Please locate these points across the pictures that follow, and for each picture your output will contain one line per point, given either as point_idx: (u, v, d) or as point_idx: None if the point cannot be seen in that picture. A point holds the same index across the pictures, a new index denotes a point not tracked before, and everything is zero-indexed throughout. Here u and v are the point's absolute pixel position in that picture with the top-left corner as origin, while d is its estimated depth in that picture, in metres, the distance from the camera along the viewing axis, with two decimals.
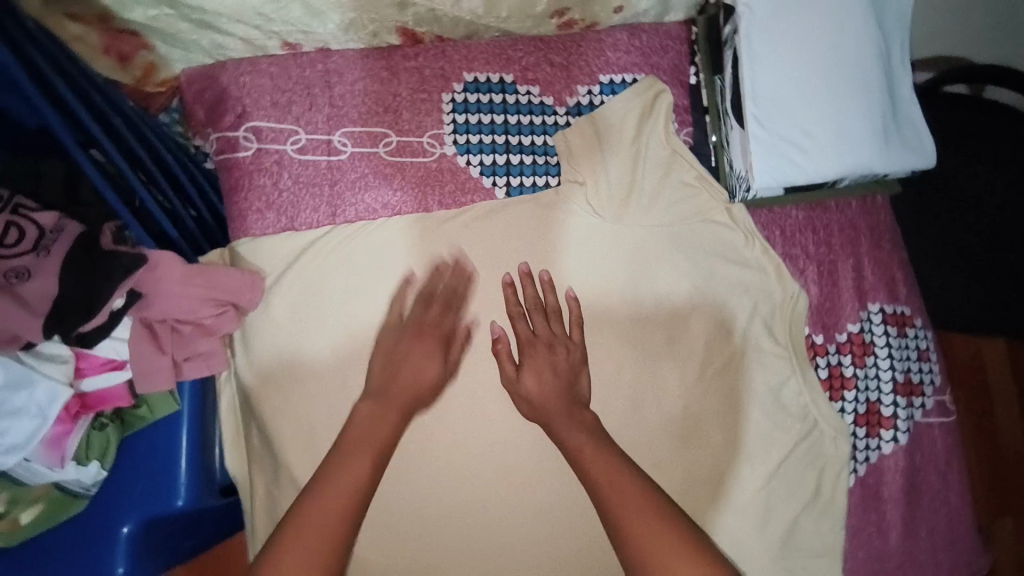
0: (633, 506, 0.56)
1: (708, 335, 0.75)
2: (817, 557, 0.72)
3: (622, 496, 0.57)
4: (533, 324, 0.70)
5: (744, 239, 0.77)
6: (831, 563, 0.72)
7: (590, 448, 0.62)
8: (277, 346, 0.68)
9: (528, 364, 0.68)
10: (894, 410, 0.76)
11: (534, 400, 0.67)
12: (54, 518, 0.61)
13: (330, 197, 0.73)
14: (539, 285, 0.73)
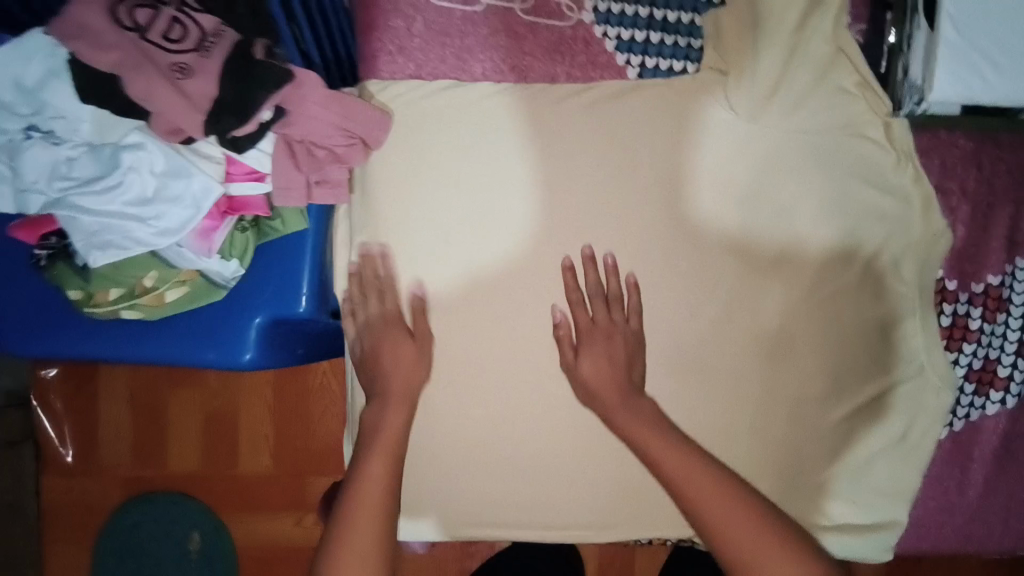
0: (732, 518, 0.55)
1: (825, 258, 0.70)
2: (882, 494, 0.71)
3: (696, 487, 0.57)
4: (593, 312, 0.69)
5: (897, 162, 0.70)
6: (894, 502, 0.71)
7: (660, 443, 0.61)
8: (389, 193, 0.70)
9: (585, 350, 0.67)
10: (1011, 371, 0.71)
11: (589, 387, 0.67)
12: (196, 301, 0.67)
13: (458, 50, 0.71)
14: (601, 270, 0.70)
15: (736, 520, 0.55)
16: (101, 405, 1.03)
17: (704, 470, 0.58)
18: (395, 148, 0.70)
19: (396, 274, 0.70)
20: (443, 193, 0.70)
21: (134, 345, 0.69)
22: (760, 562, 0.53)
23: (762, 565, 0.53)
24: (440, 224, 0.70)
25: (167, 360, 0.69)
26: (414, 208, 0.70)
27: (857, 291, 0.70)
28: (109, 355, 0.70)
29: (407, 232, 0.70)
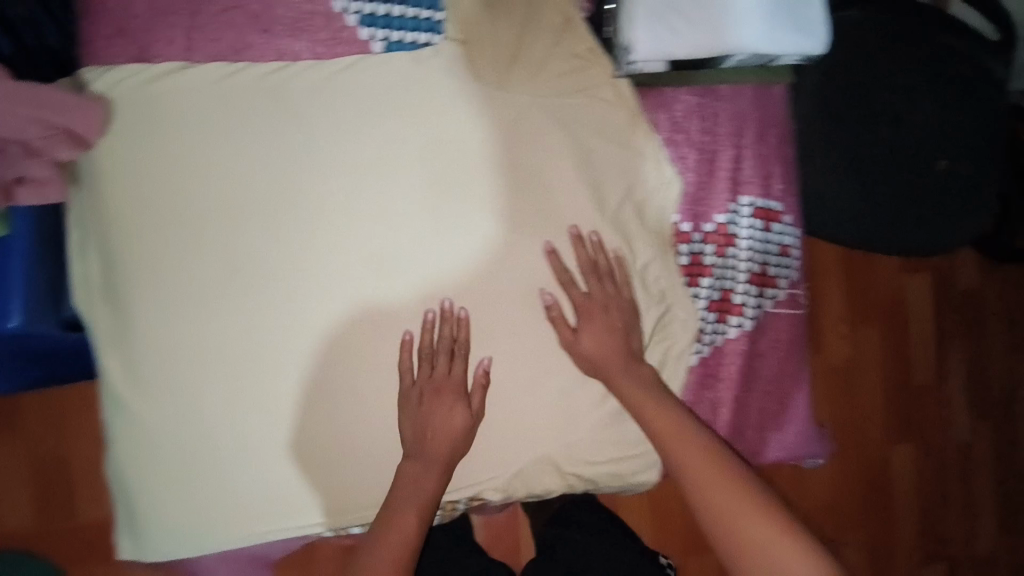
0: (692, 457, 0.69)
1: (575, 210, 0.77)
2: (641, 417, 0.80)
3: (686, 450, 0.70)
4: (589, 288, 0.76)
5: (628, 120, 0.77)
6: None
7: (677, 431, 0.71)
8: (129, 181, 0.70)
9: (585, 329, 0.75)
10: (745, 298, 0.80)
11: (593, 359, 0.75)
12: None
13: (188, 29, 0.70)
14: (471, 257, 0.75)
15: (708, 483, 0.68)
16: None
17: (712, 457, 0.69)
18: (128, 134, 0.70)
19: (151, 262, 0.71)
20: (189, 179, 0.71)
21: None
22: (719, 496, 0.67)
23: (720, 500, 0.67)
24: (194, 209, 0.71)
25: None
26: (159, 196, 0.71)
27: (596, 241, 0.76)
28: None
29: (155, 219, 0.71)
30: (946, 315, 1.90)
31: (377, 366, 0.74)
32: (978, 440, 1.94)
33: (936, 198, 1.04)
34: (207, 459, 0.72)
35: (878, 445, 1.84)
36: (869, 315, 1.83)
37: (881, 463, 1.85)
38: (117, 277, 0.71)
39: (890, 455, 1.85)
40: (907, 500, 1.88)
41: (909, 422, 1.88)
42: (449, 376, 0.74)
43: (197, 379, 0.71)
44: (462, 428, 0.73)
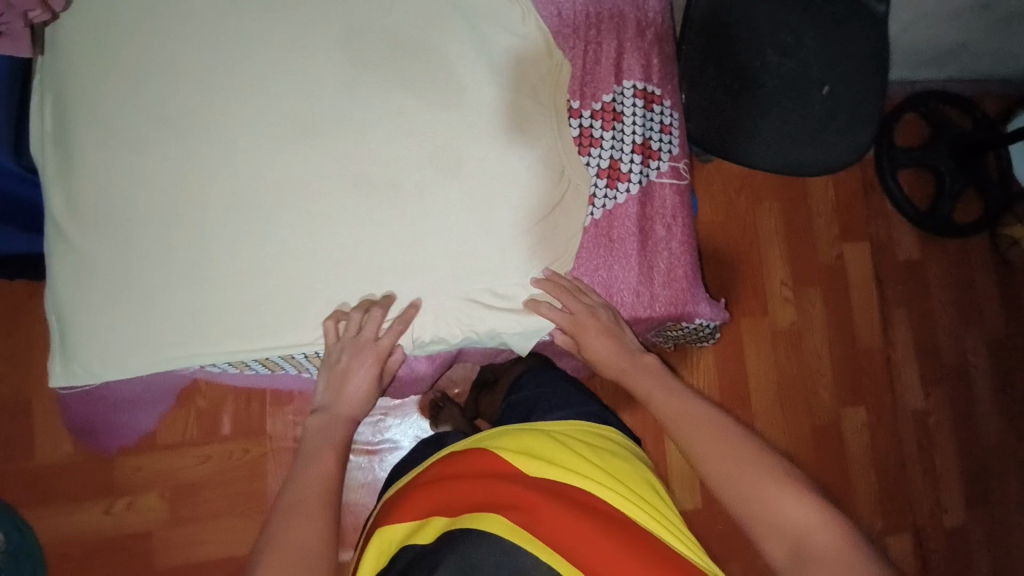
0: (690, 426, 0.69)
1: (479, 90, 0.87)
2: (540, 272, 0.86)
3: (691, 424, 0.69)
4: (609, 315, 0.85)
5: (520, 14, 0.89)
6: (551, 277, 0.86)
7: (672, 398, 0.74)
8: (78, 48, 0.80)
9: (590, 336, 0.83)
10: (631, 167, 0.89)
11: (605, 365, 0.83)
12: None
13: None
14: (379, 139, 0.85)
15: (696, 426, 0.68)
16: None
17: (711, 419, 0.68)
18: (80, 12, 0.80)
19: (91, 118, 0.79)
20: (130, 49, 0.80)
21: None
22: (724, 464, 0.63)
23: (724, 468, 0.63)
24: (134, 74, 0.80)
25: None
26: (104, 63, 0.80)
27: (489, 113, 0.87)
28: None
29: (102, 81, 0.79)
30: (891, 282, 1.75)
31: (293, 212, 0.82)
32: (936, 410, 1.74)
33: (821, 119, 1.15)
34: (141, 291, 0.79)
35: (828, 407, 1.68)
36: (809, 278, 1.70)
37: (831, 426, 1.67)
38: (61, 132, 0.79)
39: (842, 417, 1.68)
40: (864, 472, 1.67)
41: (859, 390, 1.70)
42: (376, 345, 0.80)
43: (131, 212, 0.79)
44: (364, 397, 0.79)
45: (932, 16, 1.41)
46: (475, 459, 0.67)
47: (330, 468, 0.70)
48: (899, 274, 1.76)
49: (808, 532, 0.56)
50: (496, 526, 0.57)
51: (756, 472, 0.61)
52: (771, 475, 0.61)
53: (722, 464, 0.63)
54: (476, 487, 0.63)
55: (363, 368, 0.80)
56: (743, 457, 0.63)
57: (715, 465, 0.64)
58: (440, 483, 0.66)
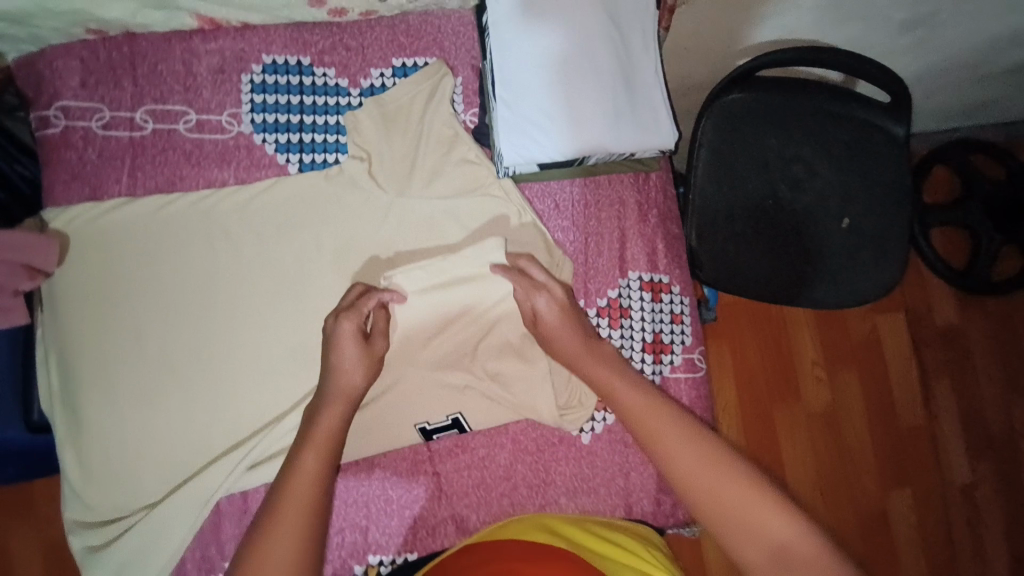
0: (663, 425, 0.64)
1: (478, 297, 0.85)
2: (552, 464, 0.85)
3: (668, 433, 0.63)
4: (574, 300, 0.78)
5: (516, 212, 0.86)
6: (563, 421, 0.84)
7: (630, 392, 0.69)
8: (78, 304, 0.79)
9: (549, 311, 0.76)
10: (643, 366, 0.85)
11: (559, 342, 0.75)
12: None
13: (130, 168, 0.82)
14: None
15: (673, 436, 0.63)
16: None
17: (687, 424, 0.64)
18: (75, 265, 0.79)
19: (98, 374, 0.79)
20: (130, 297, 0.80)
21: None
22: (712, 480, 0.58)
23: (711, 480, 0.58)
24: (138, 322, 0.80)
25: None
26: (104, 315, 0.80)
27: (488, 322, 0.84)
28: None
29: (105, 335, 0.80)
30: (933, 352, 1.57)
31: (288, 449, 0.79)
32: (985, 481, 1.54)
33: (843, 256, 1.08)
34: (158, 547, 0.77)
35: (873, 494, 1.51)
36: (841, 355, 1.55)
37: (880, 514, 1.51)
38: (67, 390, 0.79)
39: (889, 500, 1.51)
40: (915, 560, 1.50)
41: (903, 469, 1.53)
42: (364, 341, 0.73)
43: (145, 462, 0.79)
44: (357, 359, 0.72)
45: (954, 86, 1.30)
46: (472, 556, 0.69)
47: (317, 462, 0.63)
48: (942, 342, 1.57)
49: (791, 542, 0.53)
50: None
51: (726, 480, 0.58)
52: (753, 492, 0.57)
53: (702, 472, 0.59)
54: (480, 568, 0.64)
55: (354, 365, 0.71)
56: (742, 487, 0.57)
57: (726, 503, 0.57)
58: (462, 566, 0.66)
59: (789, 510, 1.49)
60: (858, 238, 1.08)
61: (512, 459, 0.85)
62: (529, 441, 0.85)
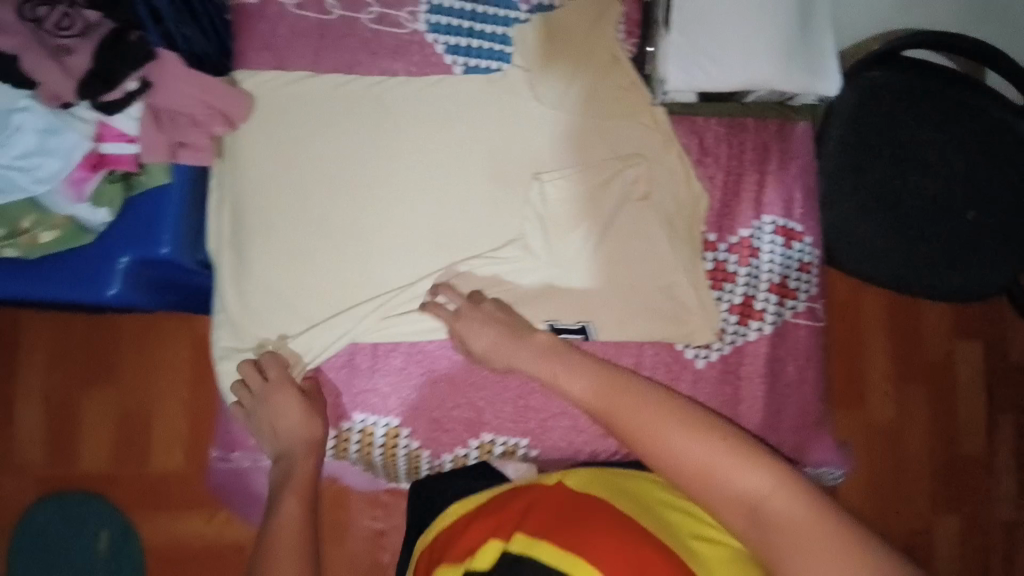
0: (705, 450, 0.64)
1: (616, 216, 0.88)
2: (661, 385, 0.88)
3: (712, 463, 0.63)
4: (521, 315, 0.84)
5: (662, 141, 0.89)
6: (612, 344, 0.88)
7: (642, 430, 0.68)
8: (255, 161, 0.87)
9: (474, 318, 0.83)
10: (766, 305, 0.88)
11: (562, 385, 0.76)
12: (34, 251, 0.77)
13: (316, 48, 0.88)
14: (515, 258, 0.88)
15: (731, 470, 0.62)
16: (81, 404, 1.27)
17: (718, 448, 0.64)
18: (258, 126, 0.86)
19: (266, 228, 0.87)
20: (303, 164, 0.88)
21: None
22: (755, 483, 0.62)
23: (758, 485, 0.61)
24: (305, 187, 0.88)
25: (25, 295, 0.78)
26: (277, 175, 0.87)
27: (622, 241, 0.88)
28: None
29: (276, 194, 0.87)
30: (1005, 385, 1.46)
31: (419, 321, 0.87)
32: None
33: (958, 247, 1.08)
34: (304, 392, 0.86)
35: (919, 512, 1.44)
36: (912, 376, 1.45)
37: (922, 536, 1.44)
38: (237, 236, 0.87)
39: (935, 520, 1.44)
40: None
41: (955, 494, 1.45)
42: (292, 406, 0.83)
43: (296, 313, 0.87)
44: (298, 426, 0.83)
45: None
46: (526, 495, 0.71)
47: (295, 507, 0.81)
48: None
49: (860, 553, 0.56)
50: (525, 547, 0.62)
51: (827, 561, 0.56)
52: (782, 493, 0.60)
53: (744, 482, 0.62)
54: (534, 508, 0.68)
55: (289, 415, 0.83)
56: (806, 514, 0.59)
57: (790, 520, 0.59)
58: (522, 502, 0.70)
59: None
60: (977, 230, 1.08)
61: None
62: (645, 359, 0.88)
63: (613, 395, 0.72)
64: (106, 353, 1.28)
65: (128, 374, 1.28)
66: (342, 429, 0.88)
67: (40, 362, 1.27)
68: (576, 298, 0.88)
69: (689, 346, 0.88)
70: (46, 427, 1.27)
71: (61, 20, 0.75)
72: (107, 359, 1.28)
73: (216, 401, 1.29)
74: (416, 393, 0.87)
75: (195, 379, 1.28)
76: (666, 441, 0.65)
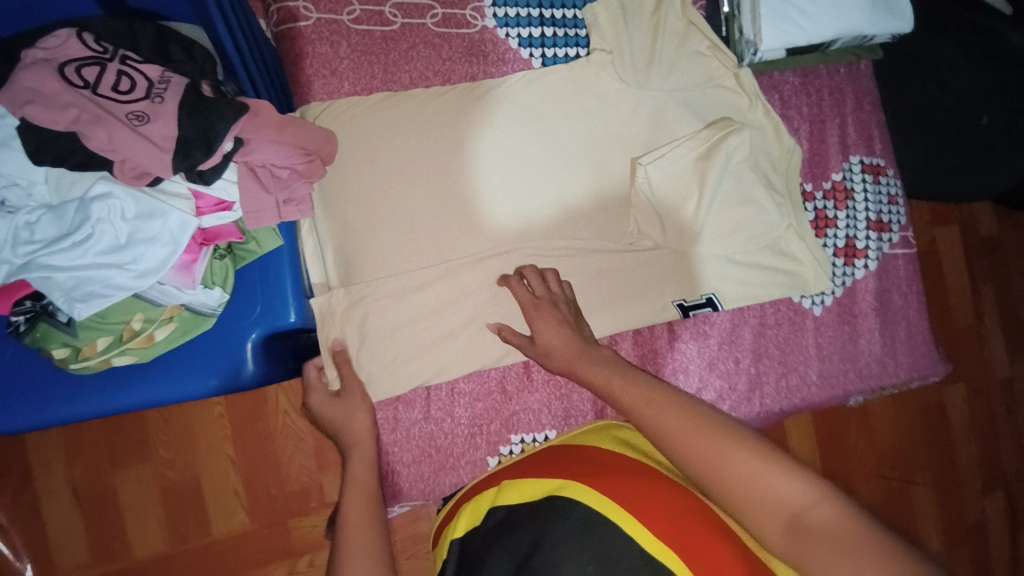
0: (708, 441, 0.50)
1: (721, 185, 0.87)
2: (789, 338, 0.91)
3: (741, 466, 0.48)
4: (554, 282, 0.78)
5: (748, 102, 0.89)
6: (681, 267, 0.88)
7: (664, 409, 0.55)
8: (350, 198, 0.79)
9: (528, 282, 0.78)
10: (867, 243, 0.92)
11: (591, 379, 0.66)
12: (149, 352, 0.68)
13: (386, 65, 0.81)
14: (632, 248, 0.87)
15: (753, 474, 0.47)
16: (120, 488, 1.04)
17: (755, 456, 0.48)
18: (345, 160, 0.79)
19: (376, 268, 0.80)
20: (398, 191, 0.80)
21: (101, 397, 0.68)
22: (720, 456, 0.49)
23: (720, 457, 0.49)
24: (406, 216, 0.81)
25: (149, 402, 0.70)
26: (374, 209, 0.80)
27: (729, 209, 0.88)
28: (77, 413, 0.68)
29: (377, 229, 0.80)
30: (982, 261, 1.58)
31: None
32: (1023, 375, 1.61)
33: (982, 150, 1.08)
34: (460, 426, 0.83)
35: (932, 388, 1.53)
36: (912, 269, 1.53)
37: (937, 407, 1.53)
38: (346, 280, 0.80)
39: (945, 395, 1.54)
40: (970, 450, 1.55)
41: (959, 363, 1.56)
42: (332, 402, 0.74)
43: (427, 350, 0.82)
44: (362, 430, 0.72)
45: None
46: (546, 456, 0.68)
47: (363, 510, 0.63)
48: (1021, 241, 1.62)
49: (808, 511, 0.44)
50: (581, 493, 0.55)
51: (844, 566, 0.40)
52: (769, 470, 0.47)
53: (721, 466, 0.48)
54: (555, 467, 0.63)
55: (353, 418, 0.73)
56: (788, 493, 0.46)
57: (774, 509, 0.46)
58: (534, 464, 0.67)
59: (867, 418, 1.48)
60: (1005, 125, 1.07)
61: (754, 334, 0.90)
62: (770, 316, 0.91)
63: (649, 402, 0.57)
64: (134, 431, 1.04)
65: (156, 440, 1.05)
66: (502, 456, 0.84)
67: (58, 458, 1.02)
68: (694, 273, 0.88)
69: (806, 296, 0.91)
70: (81, 536, 1.02)
71: (116, 81, 0.63)
72: (135, 439, 1.04)
73: (267, 448, 1.07)
74: (567, 402, 0.86)
75: (241, 434, 1.06)
76: (700, 446, 0.50)
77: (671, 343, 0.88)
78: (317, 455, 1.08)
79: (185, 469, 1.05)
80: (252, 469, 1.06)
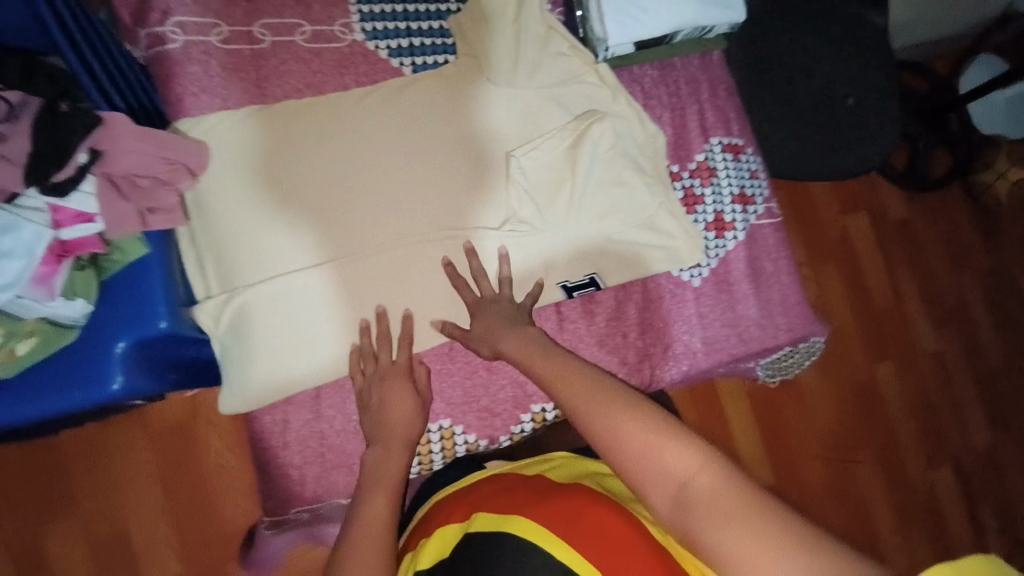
0: (615, 412, 0.58)
1: (592, 170, 0.92)
2: (669, 309, 0.96)
3: (641, 444, 0.55)
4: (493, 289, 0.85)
5: (610, 94, 0.96)
6: (561, 251, 0.92)
7: (572, 380, 0.64)
8: (226, 206, 0.81)
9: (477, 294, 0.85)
10: (734, 216, 0.99)
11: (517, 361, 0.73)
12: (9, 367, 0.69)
13: (256, 80, 0.86)
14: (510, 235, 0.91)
15: (653, 448, 0.54)
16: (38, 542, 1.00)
17: (654, 428, 0.55)
18: (219, 169, 0.81)
19: (256, 271, 0.81)
20: (277, 196, 0.83)
21: None
22: (623, 429, 0.56)
23: (624, 430, 0.56)
24: (285, 219, 0.83)
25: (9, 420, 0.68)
26: (253, 214, 0.82)
27: (604, 193, 0.92)
28: None
29: (256, 233, 0.82)
30: (892, 239, 1.57)
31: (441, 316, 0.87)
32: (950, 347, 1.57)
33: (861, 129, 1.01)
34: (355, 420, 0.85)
35: (861, 365, 1.50)
36: (820, 254, 1.51)
37: (869, 386, 1.50)
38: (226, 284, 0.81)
39: (875, 373, 1.51)
40: (910, 427, 1.51)
41: (883, 341, 1.53)
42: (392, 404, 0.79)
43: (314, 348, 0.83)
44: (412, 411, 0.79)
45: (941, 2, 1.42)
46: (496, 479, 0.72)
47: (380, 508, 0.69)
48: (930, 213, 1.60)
49: (694, 477, 0.52)
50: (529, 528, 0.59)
51: (723, 523, 0.48)
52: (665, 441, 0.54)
53: (629, 444, 0.55)
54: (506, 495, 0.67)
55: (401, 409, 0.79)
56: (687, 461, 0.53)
57: (671, 478, 0.53)
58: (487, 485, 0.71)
59: (799, 399, 1.45)
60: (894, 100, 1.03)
61: (637, 309, 0.95)
62: (651, 291, 0.96)
63: (569, 379, 0.65)
64: (45, 478, 1.01)
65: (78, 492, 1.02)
66: None
67: None
68: (575, 255, 0.93)
69: (683, 269, 0.97)
70: None
71: None
72: (53, 493, 1.01)
73: (195, 484, 1.05)
74: (461, 388, 0.89)
75: (169, 479, 1.04)
76: (608, 424, 0.57)
77: (557, 325, 0.92)
78: (244, 480, 1.07)
79: (112, 524, 1.02)
80: (185, 508, 1.04)
